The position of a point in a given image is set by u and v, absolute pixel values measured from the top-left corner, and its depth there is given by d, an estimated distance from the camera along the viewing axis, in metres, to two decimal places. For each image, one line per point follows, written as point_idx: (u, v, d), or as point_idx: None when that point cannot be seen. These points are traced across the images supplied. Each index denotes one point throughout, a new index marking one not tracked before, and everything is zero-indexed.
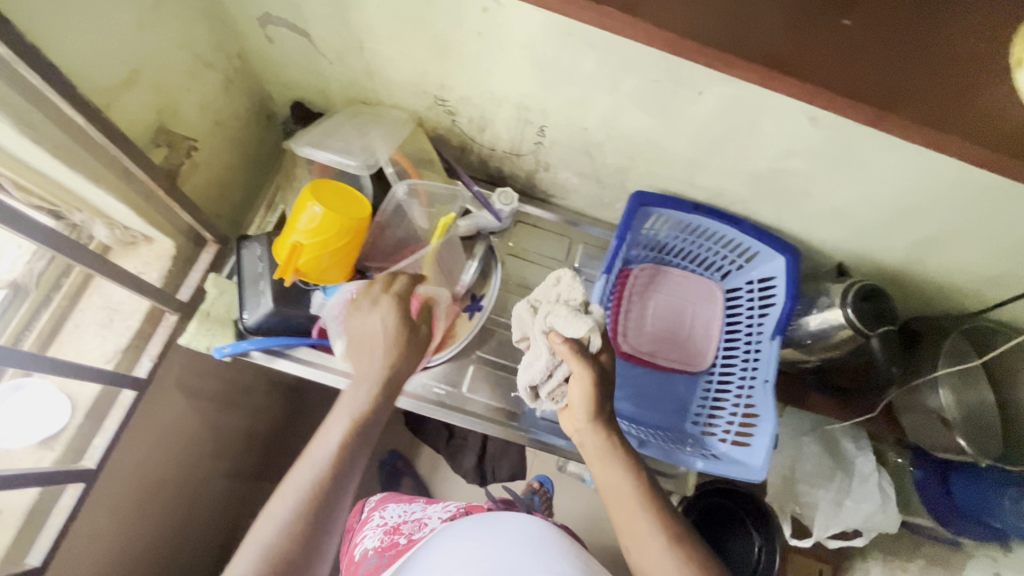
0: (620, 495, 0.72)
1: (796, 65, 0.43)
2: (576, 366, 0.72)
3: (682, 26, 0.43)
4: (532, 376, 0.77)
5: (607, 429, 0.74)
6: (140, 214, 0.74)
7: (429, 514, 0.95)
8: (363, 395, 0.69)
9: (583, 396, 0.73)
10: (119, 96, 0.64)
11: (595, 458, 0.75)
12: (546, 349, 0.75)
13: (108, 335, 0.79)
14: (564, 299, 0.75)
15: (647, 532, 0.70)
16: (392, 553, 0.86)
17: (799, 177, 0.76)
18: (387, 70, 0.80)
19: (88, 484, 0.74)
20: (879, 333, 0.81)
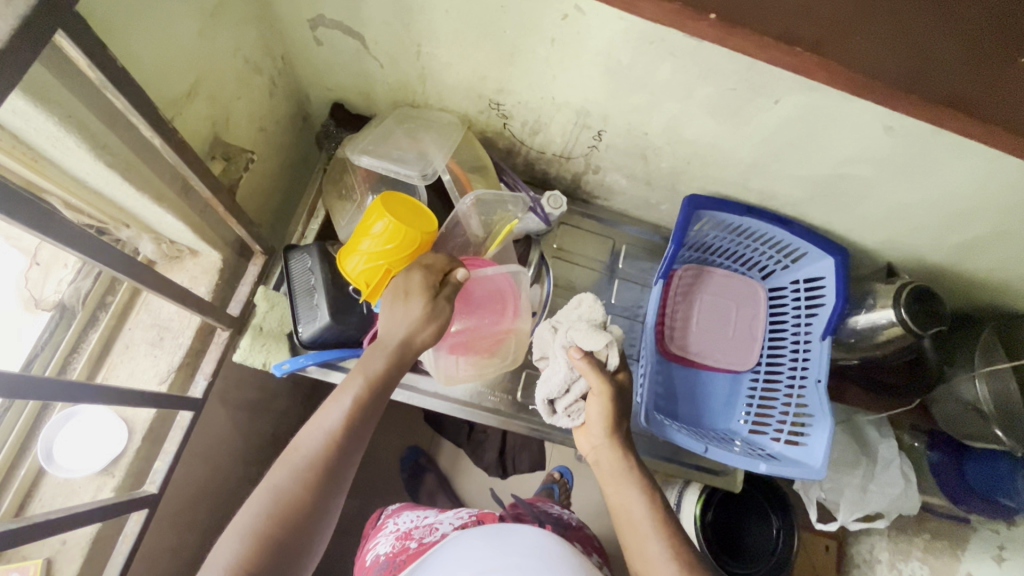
0: (633, 517, 0.70)
1: (972, 106, 0.44)
2: (595, 382, 0.73)
3: (870, 69, 0.44)
4: (549, 391, 0.77)
5: (622, 446, 0.75)
6: (193, 228, 0.70)
7: (441, 519, 0.96)
8: (377, 366, 0.64)
9: (600, 413, 0.74)
10: (182, 108, 0.61)
11: (611, 479, 0.74)
12: (565, 364, 0.75)
13: (159, 354, 0.76)
14: (582, 316, 0.75)
15: (657, 552, 0.66)
16: (402, 557, 0.87)
17: (860, 182, 0.77)
18: (443, 73, 0.77)
19: (151, 510, 0.71)
20: (931, 333, 0.83)
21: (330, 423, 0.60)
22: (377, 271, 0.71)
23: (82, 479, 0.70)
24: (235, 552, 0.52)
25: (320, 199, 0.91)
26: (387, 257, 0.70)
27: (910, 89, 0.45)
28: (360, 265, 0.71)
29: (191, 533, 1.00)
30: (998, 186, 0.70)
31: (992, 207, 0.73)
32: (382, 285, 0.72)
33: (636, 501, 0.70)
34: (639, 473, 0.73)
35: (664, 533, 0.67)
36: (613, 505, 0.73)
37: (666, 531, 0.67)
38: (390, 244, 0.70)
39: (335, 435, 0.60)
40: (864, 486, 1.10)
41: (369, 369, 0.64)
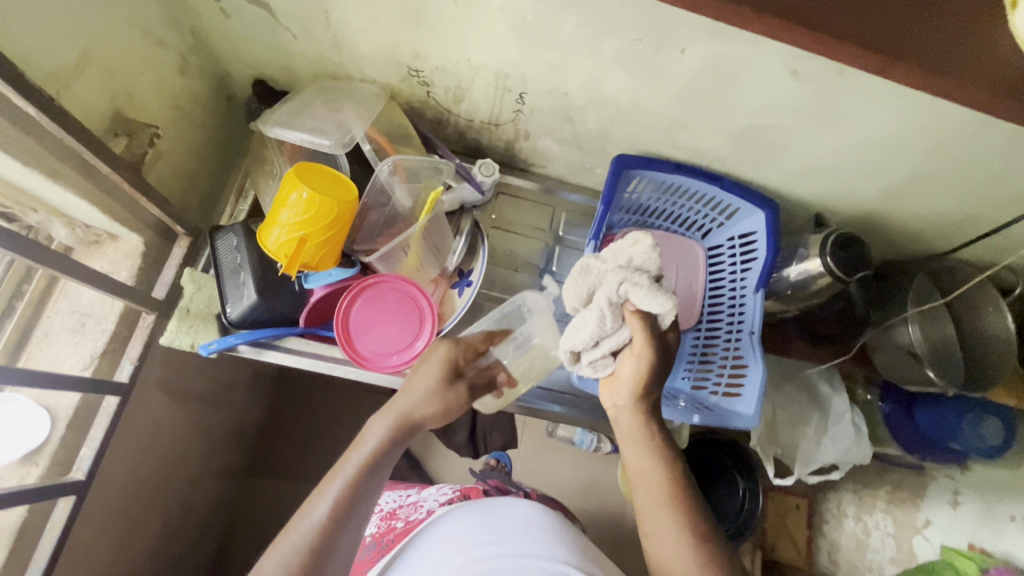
0: (648, 484, 0.73)
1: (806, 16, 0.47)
2: (641, 339, 0.73)
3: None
4: (577, 341, 0.76)
5: (645, 413, 0.75)
6: (102, 209, 0.69)
7: (424, 497, 0.99)
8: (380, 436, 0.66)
9: (634, 369, 0.74)
10: (70, 82, 0.59)
11: (629, 441, 0.76)
12: (609, 317, 0.73)
13: (81, 341, 0.74)
14: (638, 271, 0.72)
15: (672, 529, 0.69)
16: (389, 537, 0.89)
17: (780, 132, 0.78)
18: (357, 41, 0.76)
19: (79, 496, 0.70)
20: (856, 280, 0.85)
21: (328, 504, 0.61)
22: (294, 241, 0.70)
23: (5, 469, 0.68)
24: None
25: (248, 180, 0.89)
26: (306, 227, 0.70)
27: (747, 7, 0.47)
28: (283, 238, 0.70)
29: (146, 527, 1.00)
30: (905, 127, 0.71)
31: (906, 147, 0.75)
32: (303, 256, 0.71)
33: (655, 469, 0.73)
34: (661, 441, 0.75)
35: (674, 503, 0.71)
36: (631, 470, 0.76)
37: (680, 505, 0.71)
38: (308, 215, 0.69)
39: (335, 508, 0.60)
40: (818, 438, 1.18)
41: (368, 446, 0.65)
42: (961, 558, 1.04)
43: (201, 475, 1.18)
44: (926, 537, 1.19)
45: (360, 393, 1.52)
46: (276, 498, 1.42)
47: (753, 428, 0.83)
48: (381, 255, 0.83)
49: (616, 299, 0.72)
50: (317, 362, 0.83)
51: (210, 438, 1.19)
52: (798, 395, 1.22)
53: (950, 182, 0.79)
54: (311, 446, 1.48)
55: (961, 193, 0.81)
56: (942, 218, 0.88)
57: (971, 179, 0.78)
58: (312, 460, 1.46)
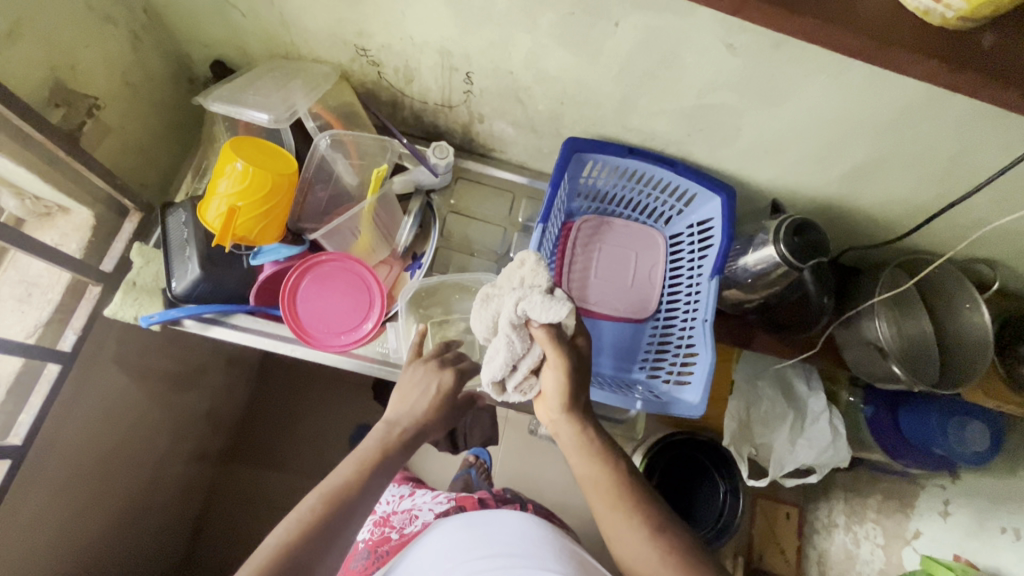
0: (598, 490, 0.72)
1: None
2: (553, 352, 0.73)
3: None
4: (495, 371, 0.75)
5: (579, 419, 0.76)
6: (46, 179, 0.70)
7: (419, 505, 0.97)
8: (391, 431, 0.68)
9: (557, 382, 0.74)
10: (4, 49, 0.61)
11: (571, 450, 0.75)
12: (517, 337, 0.72)
13: (27, 310, 0.76)
14: (533, 286, 0.70)
15: (630, 526, 0.68)
16: (383, 548, 0.88)
17: (728, 111, 0.76)
18: (302, 19, 0.77)
19: (15, 461, 0.71)
20: (811, 266, 0.82)
21: (331, 488, 0.59)
22: (228, 212, 0.69)
23: None
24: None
25: (205, 160, 0.91)
26: (242, 198, 0.70)
27: None
28: (217, 211, 0.70)
29: (104, 503, 1.01)
30: (851, 104, 0.69)
31: (855, 126, 0.72)
32: (237, 228, 0.71)
33: (598, 469, 0.73)
34: (600, 443, 0.75)
35: (628, 501, 0.70)
36: (578, 478, 0.75)
37: (631, 504, 0.70)
38: (244, 185, 0.69)
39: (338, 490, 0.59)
40: (793, 437, 1.15)
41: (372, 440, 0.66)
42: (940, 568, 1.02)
43: (169, 457, 1.20)
44: (915, 548, 1.16)
45: (336, 383, 1.53)
46: (249, 485, 1.43)
47: (701, 415, 0.80)
48: (325, 232, 0.83)
49: (521, 318, 0.71)
50: (261, 340, 0.84)
51: (179, 420, 1.20)
52: (774, 393, 1.18)
53: (905, 165, 0.77)
54: (287, 435, 1.48)
55: (918, 176, 0.78)
56: (903, 205, 0.85)
57: (927, 161, 0.75)
58: (286, 448, 1.46)
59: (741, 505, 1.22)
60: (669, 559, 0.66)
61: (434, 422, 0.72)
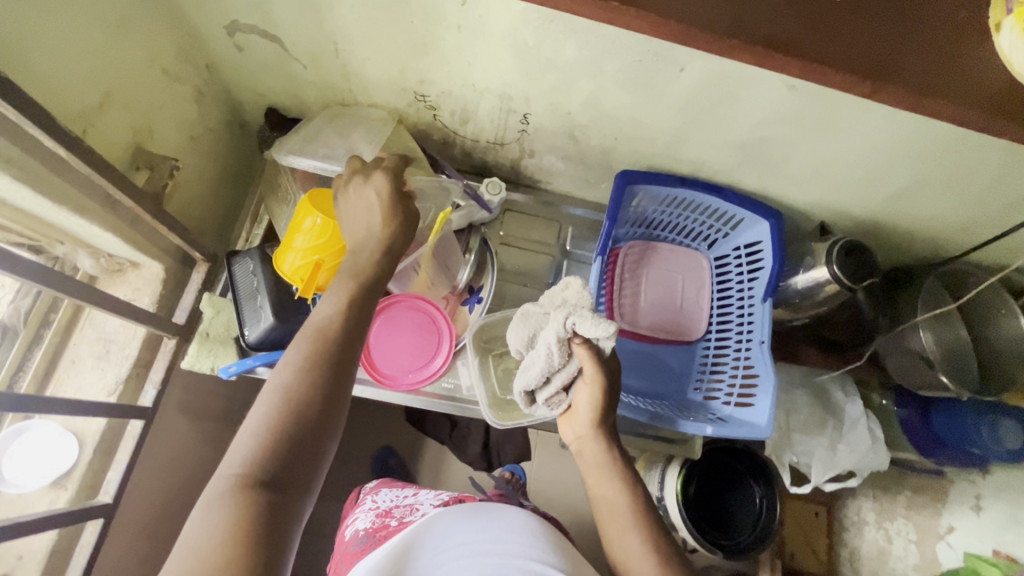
0: (613, 511, 0.75)
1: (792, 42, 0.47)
2: (591, 367, 0.75)
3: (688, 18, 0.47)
4: (529, 381, 0.78)
5: (605, 437, 0.79)
6: (127, 240, 0.72)
7: (421, 501, 0.96)
8: (360, 264, 0.64)
9: (590, 400, 0.78)
10: (95, 120, 0.62)
11: (593, 469, 0.78)
12: (558, 351, 0.74)
13: (106, 367, 0.77)
14: (581, 304, 0.72)
15: (636, 548, 0.70)
16: (381, 533, 0.87)
17: (782, 142, 0.79)
18: (364, 70, 0.79)
19: (107, 519, 0.72)
20: (863, 286, 0.85)
21: (318, 334, 0.58)
22: (312, 265, 0.72)
23: (36, 493, 0.71)
24: (248, 451, 0.49)
25: (262, 205, 0.92)
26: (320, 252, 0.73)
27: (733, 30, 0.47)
28: (294, 263, 0.73)
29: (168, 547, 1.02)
30: (905, 135, 0.72)
31: (907, 155, 0.75)
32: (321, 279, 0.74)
33: (616, 493, 0.75)
34: (622, 464, 0.77)
35: (634, 517, 0.73)
36: (595, 499, 0.78)
37: (643, 521, 0.72)
38: (323, 238, 0.71)
39: (321, 334, 0.58)
40: (832, 446, 1.12)
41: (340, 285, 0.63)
42: (984, 565, 1.06)
43: None
44: (949, 543, 1.20)
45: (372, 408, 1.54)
46: None
47: (768, 436, 0.83)
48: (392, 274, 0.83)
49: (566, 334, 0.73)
50: None
51: None
52: (810, 400, 1.17)
53: (950, 188, 0.80)
54: None
55: (964, 197, 0.81)
56: (948, 222, 0.88)
57: (973, 184, 0.78)
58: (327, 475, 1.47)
59: (780, 510, 1.17)
60: None
61: (399, 233, 0.68)
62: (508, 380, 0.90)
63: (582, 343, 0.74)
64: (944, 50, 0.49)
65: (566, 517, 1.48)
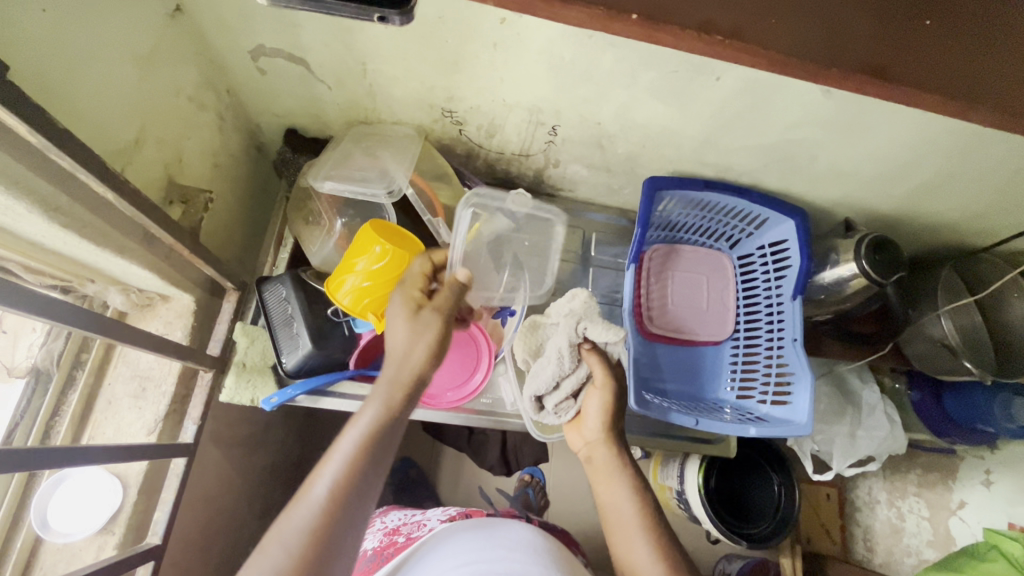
0: (621, 519, 0.70)
1: None
2: (601, 372, 0.77)
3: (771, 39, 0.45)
4: (538, 386, 0.78)
5: (615, 443, 0.76)
6: (160, 274, 0.70)
7: (429, 517, 0.95)
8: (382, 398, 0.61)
9: (599, 404, 0.76)
10: (132, 157, 0.61)
11: (601, 474, 0.75)
12: (569, 356, 0.76)
13: (143, 406, 0.75)
14: (592, 311, 0.76)
15: (644, 557, 0.66)
16: (389, 550, 0.86)
17: (810, 144, 0.79)
18: (392, 88, 0.77)
19: (156, 562, 0.71)
20: (893, 281, 0.86)
21: (343, 463, 0.56)
22: (360, 297, 0.73)
23: (83, 541, 0.69)
24: None
25: (286, 228, 0.90)
26: (372, 285, 0.73)
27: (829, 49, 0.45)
28: (349, 297, 0.74)
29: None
30: (933, 134, 0.73)
31: (934, 152, 0.77)
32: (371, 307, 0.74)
33: (624, 497, 0.72)
34: (632, 470, 0.74)
35: (643, 524, 0.69)
36: (601, 504, 0.74)
37: (650, 530, 0.68)
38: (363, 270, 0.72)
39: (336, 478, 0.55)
40: (853, 433, 1.13)
41: (365, 420, 0.59)
42: (1006, 540, 1.04)
43: (249, 520, 1.19)
44: (962, 518, 1.21)
45: None
46: None
47: (809, 433, 0.84)
48: None
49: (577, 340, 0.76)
50: None
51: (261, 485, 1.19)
52: (829, 391, 1.17)
53: (975, 181, 0.81)
54: None
55: (985, 189, 0.83)
56: (969, 212, 0.90)
57: (996, 177, 0.80)
58: None
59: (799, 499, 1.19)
60: None
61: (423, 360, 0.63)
62: None
63: (590, 349, 0.77)
64: None
65: (593, 518, 1.49)
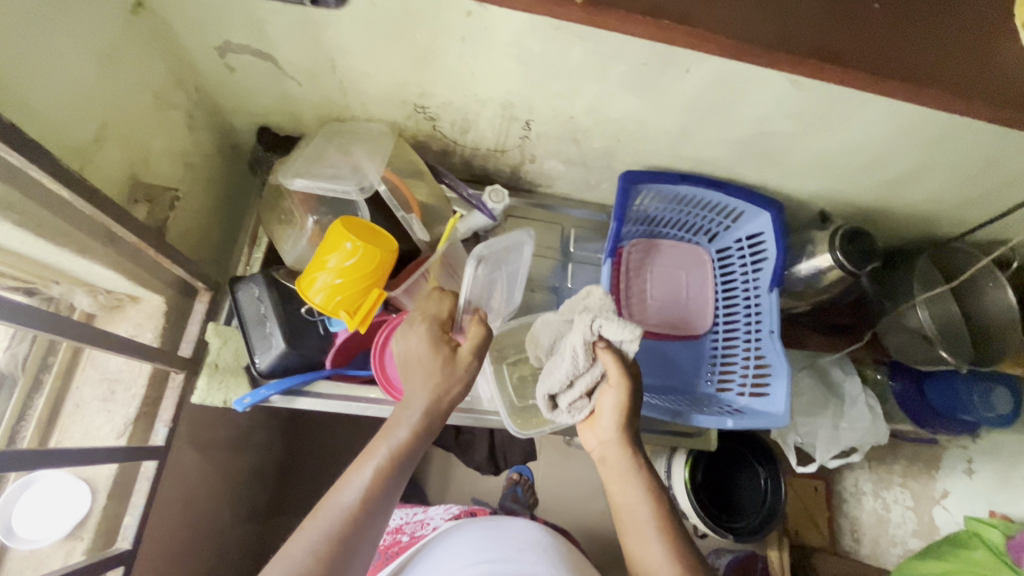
0: (635, 520, 0.70)
1: (837, 51, 0.46)
2: (616, 371, 0.70)
3: (722, 24, 0.45)
4: (551, 385, 0.74)
5: (629, 443, 0.74)
6: (127, 275, 0.69)
7: (430, 515, 0.98)
8: (411, 418, 0.64)
9: (613, 404, 0.73)
10: (92, 156, 0.60)
11: (614, 475, 0.74)
12: (583, 354, 0.70)
13: (113, 409, 0.74)
14: (607, 307, 0.70)
15: (657, 558, 0.67)
16: (393, 549, 0.89)
17: (784, 136, 0.80)
18: (363, 85, 0.77)
19: (127, 566, 0.70)
20: (867, 271, 0.87)
21: (371, 474, 0.60)
22: (330, 295, 0.73)
23: (50, 547, 0.68)
24: None
25: (260, 228, 0.89)
26: (345, 282, 0.72)
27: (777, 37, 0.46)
28: (322, 295, 0.73)
29: None
30: (904, 126, 0.74)
31: (905, 144, 0.77)
32: (343, 303, 0.73)
33: (638, 499, 0.71)
34: (646, 470, 0.73)
35: (656, 526, 0.69)
36: (615, 502, 0.74)
37: (666, 532, 0.68)
38: (332, 268, 0.72)
39: (367, 489, 0.59)
40: (835, 424, 1.13)
41: (397, 437, 0.64)
42: (985, 527, 1.07)
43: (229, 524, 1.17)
44: (945, 507, 1.24)
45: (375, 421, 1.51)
46: None
47: (786, 424, 0.85)
48: (406, 290, 0.81)
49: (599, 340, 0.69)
50: (349, 406, 0.83)
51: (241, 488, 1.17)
52: (813, 383, 1.16)
53: (948, 171, 0.82)
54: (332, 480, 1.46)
55: (958, 179, 0.84)
56: (943, 202, 0.91)
57: (968, 167, 0.81)
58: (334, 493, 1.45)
59: (784, 491, 1.19)
60: None
61: (449, 389, 0.66)
62: (524, 388, 0.90)
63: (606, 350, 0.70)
64: (991, 45, 0.48)
65: (580, 515, 1.49)
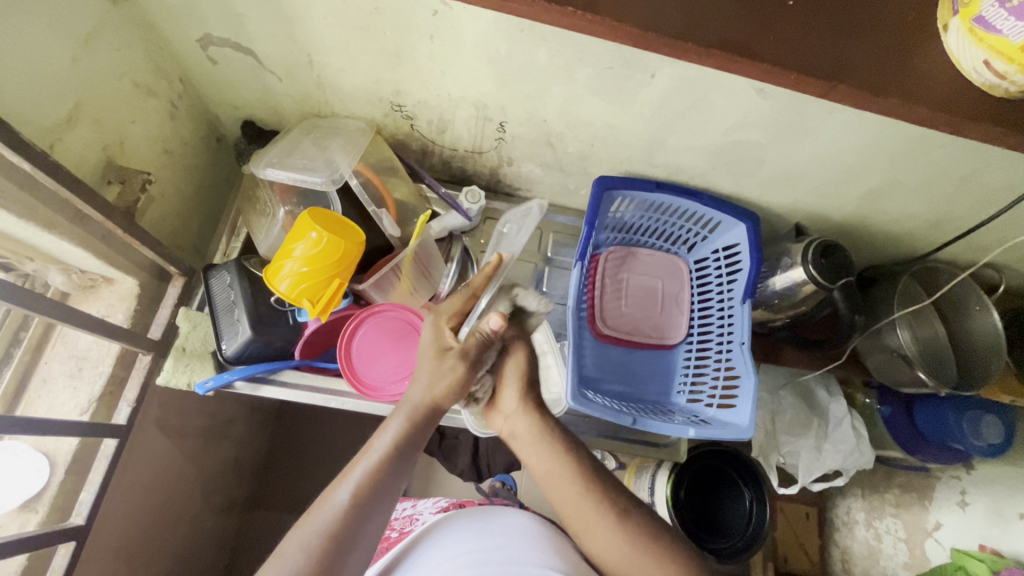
0: (559, 480, 0.66)
1: (749, 46, 0.49)
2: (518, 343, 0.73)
3: (639, 21, 0.48)
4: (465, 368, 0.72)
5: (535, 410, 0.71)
6: (95, 254, 0.71)
7: (421, 510, 0.94)
8: (402, 417, 0.63)
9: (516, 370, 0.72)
10: (62, 135, 0.63)
11: (528, 445, 0.69)
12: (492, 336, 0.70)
13: (77, 386, 0.76)
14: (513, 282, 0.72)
15: (593, 513, 0.64)
16: (383, 546, 0.85)
17: (753, 147, 0.80)
18: (340, 81, 0.79)
19: (79, 542, 0.70)
20: (839, 285, 0.86)
21: (366, 470, 0.57)
22: (296, 283, 0.73)
23: (4, 518, 0.69)
24: None
25: (241, 219, 0.92)
26: (309, 269, 0.73)
27: (691, 35, 0.49)
28: (286, 281, 0.73)
29: None
30: (871, 138, 0.73)
31: (876, 156, 0.77)
32: (310, 291, 0.74)
33: (555, 461, 0.67)
34: (558, 433, 0.70)
35: (598, 497, 0.65)
36: (538, 477, 0.69)
37: (594, 489, 0.65)
38: (302, 254, 0.73)
39: (369, 486, 0.56)
40: (818, 445, 1.10)
41: (391, 431, 0.62)
42: (971, 560, 1.04)
43: None
44: (937, 539, 1.18)
45: None
46: None
47: (750, 437, 0.85)
48: (374, 283, 0.83)
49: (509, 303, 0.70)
50: (313, 395, 0.83)
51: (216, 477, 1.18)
52: (796, 402, 1.14)
53: (923, 187, 0.81)
54: None
55: (934, 196, 0.83)
56: (921, 220, 0.89)
57: (942, 183, 0.80)
58: None
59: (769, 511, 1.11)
60: (639, 543, 0.62)
61: (445, 395, 0.65)
62: None
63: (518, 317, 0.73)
64: (898, 49, 0.51)
65: None
